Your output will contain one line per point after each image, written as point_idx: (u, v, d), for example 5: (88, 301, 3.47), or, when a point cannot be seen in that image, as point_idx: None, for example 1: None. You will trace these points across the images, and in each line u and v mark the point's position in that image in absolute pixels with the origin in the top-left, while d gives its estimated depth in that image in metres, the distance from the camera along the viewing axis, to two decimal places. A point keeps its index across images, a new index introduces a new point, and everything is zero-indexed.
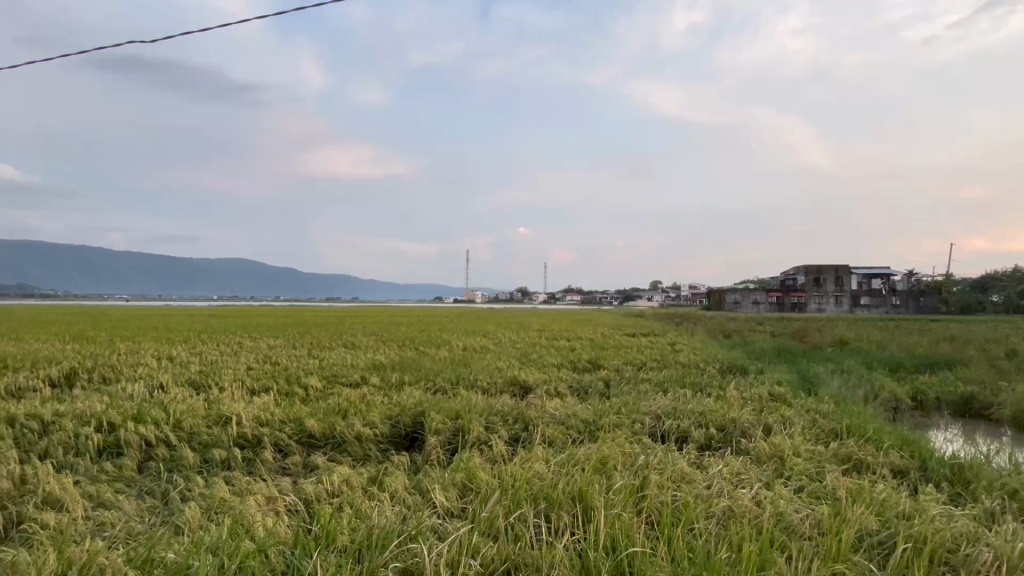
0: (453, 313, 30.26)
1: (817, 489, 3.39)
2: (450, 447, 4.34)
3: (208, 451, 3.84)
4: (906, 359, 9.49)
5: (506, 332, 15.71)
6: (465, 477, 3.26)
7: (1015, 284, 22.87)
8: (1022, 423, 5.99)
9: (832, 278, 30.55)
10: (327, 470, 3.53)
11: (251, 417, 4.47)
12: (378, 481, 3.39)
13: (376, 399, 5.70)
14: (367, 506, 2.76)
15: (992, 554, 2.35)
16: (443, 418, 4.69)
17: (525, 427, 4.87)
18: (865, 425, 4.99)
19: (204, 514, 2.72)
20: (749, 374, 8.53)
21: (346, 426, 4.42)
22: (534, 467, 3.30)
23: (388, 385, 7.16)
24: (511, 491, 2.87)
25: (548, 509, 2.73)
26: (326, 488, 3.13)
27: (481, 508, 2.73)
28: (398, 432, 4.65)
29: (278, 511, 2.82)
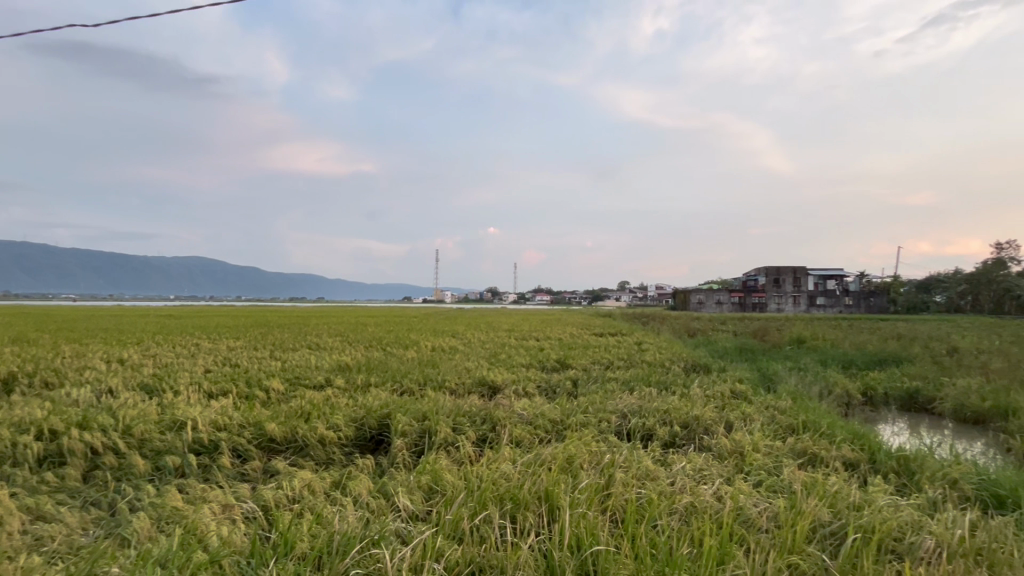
0: (422, 313, 29.95)
1: (775, 483, 3.46)
2: (416, 449, 4.23)
3: (161, 458, 3.61)
4: (857, 356, 9.90)
5: (474, 332, 15.57)
6: (430, 479, 3.19)
7: (956, 285, 24.30)
8: (962, 416, 6.32)
9: (791, 279, 31.69)
10: (287, 475, 3.38)
11: (207, 421, 4.24)
12: (341, 486, 3.27)
13: (341, 401, 5.53)
14: (328, 511, 2.65)
15: (934, 542, 2.45)
16: (409, 420, 4.59)
17: (492, 427, 4.81)
18: (820, 421, 5.15)
19: (154, 524, 2.54)
20: (711, 372, 8.73)
21: (308, 429, 4.25)
22: (501, 467, 3.24)
23: (353, 387, 6.95)
24: (477, 492, 2.81)
25: (514, 509, 2.68)
26: (286, 493, 2.98)
27: (446, 510, 2.66)
28: (362, 434, 4.51)
29: (234, 519, 2.65)
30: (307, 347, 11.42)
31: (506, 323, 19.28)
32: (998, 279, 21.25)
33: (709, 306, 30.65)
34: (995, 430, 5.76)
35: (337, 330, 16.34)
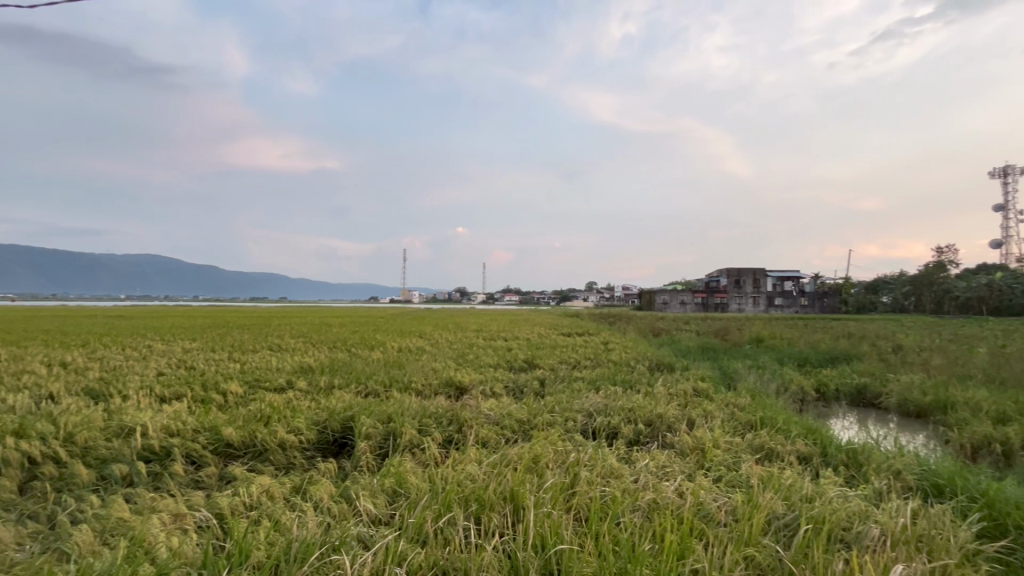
0: (390, 313, 29.50)
1: (734, 478, 3.53)
2: (380, 451, 4.12)
3: (107, 467, 3.38)
4: (812, 354, 10.32)
5: (442, 332, 15.39)
6: (395, 482, 3.10)
7: (902, 287, 25.73)
8: (906, 410, 6.65)
9: (750, 280, 32.80)
10: (244, 481, 3.22)
11: (159, 426, 4.01)
12: (301, 491, 3.14)
13: (302, 404, 5.34)
14: (286, 517, 2.53)
15: (879, 531, 2.54)
16: (373, 422, 4.47)
17: (459, 428, 4.75)
18: (776, 417, 5.32)
19: (98, 537, 2.35)
20: (675, 371, 8.91)
21: (268, 432, 4.08)
22: (467, 468, 3.20)
23: (317, 389, 6.74)
24: (441, 494, 2.75)
25: (479, 511, 2.63)
26: (242, 500, 2.83)
27: (409, 514, 2.59)
28: (324, 438, 4.37)
29: (186, 529, 2.49)
30: (268, 348, 11.03)
31: (474, 323, 19.13)
32: (939, 280, 22.90)
33: (675, 307, 31.34)
34: (936, 423, 6.08)
35: (300, 330, 15.87)
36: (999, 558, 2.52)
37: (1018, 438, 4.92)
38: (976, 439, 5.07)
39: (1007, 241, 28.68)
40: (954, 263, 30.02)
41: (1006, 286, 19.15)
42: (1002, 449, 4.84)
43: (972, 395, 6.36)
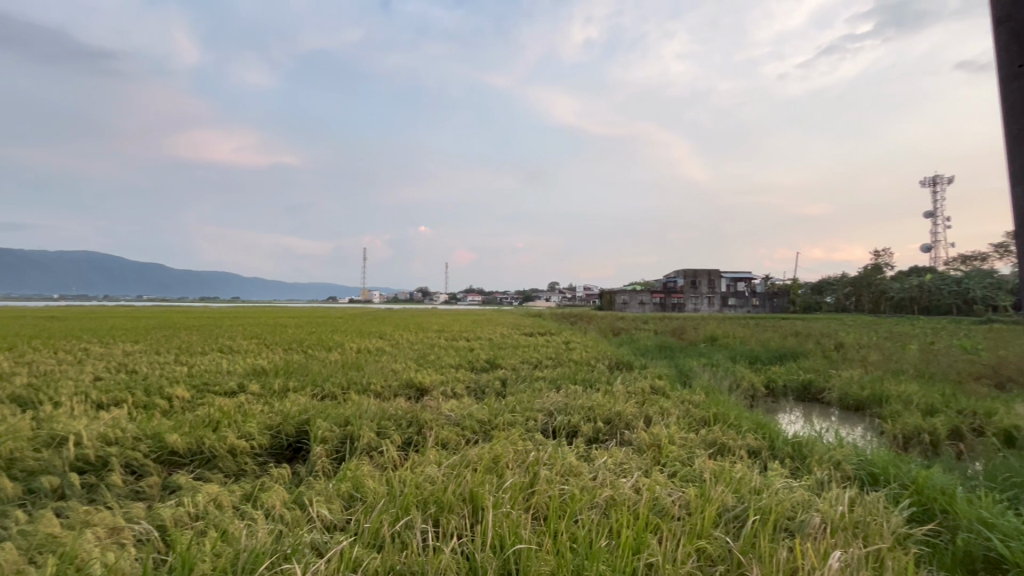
0: (348, 313, 29.01)
1: (688, 473, 3.63)
2: (336, 455, 3.99)
3: (34, 479, 3.10)
4: (762, 352, 10.77)
5: (403, 333, 15.15)
6: (352, 486, 3.01)
7: (844, 287, 27.26)
8: (847, 404, 7.03)
9: (706, 281, 33.95)
10: (190, 490, 3.02)
11: (95, 435, 3.73)
12: (252, 498, 2.99)
13: (255, 408, 5.11)
14: (235, 526, 2.39)
15: (821, 519, 2.66)
16: (330, 426, 4.33)
17: (419, 430, 4.66)
18: (728, 413, 5.51)
19: (22, 555, 2.13)
20: (634, 369, 9.09)
21: (216, 438, 3.88)
22: (426, 470, 3.13)
23: (271, 393, 6.46)
24: (399, 498, 2.68)
25: (438, 513, 2.58)
26: (187, 510, 2.66)
27: (366, 519, 2.51)
28: (278, 443, 4.20)
29: (124, 544, 2.31)
30: (218, 350, 10.53)
31: (436, 323, 18.93)
32: (877, 281, 24.38)
33: (634, 307, 32.04)
34: (872, 416, 6.47)
35: (253, 331, 15.25)
36: (927, 540, 2.68)
37: (943, 429, 5.30)
38: (908, 430, 5.42)
39: (936, 246, 30.91)
40: (890, 265, 32.09)
41: (935, 287, 20.64)
42: (930, 439, 5.19)
43: (905, 388, 6.80)
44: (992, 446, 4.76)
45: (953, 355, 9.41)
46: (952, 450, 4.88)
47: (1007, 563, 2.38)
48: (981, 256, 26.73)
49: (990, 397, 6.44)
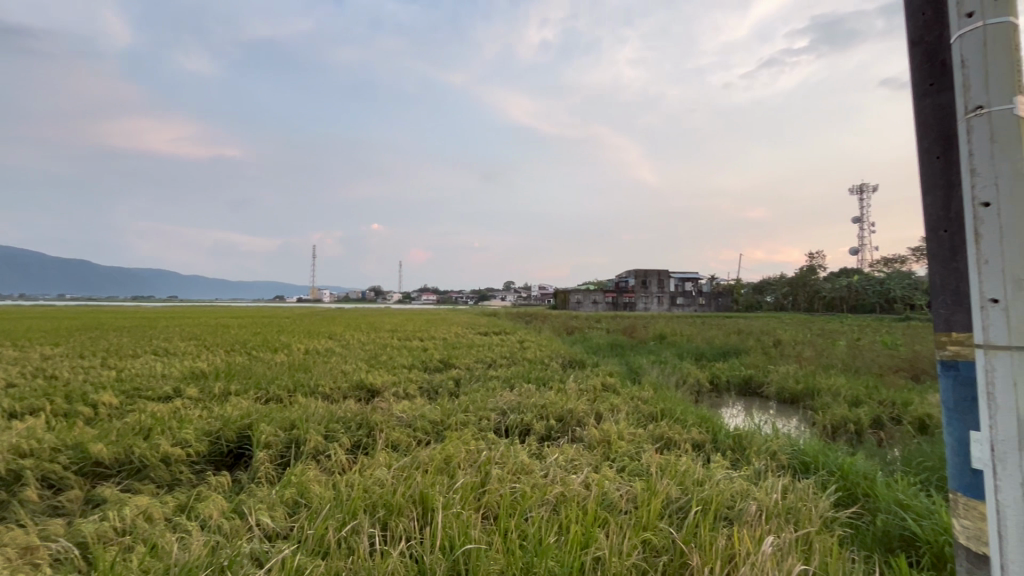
0: (297, 313, 27.96)
1: (636, 467, 3.71)
2: (281, 460, 3.81)
3: None
4: (707, 349, 11.23)
5: (355, 333, 14.76)
6: (296, 492, 2.87)
7: (781, 287, 28.87)
8: (783, 397, 7.45)
9: (656, 280, 35.07)
10: (116, 503, 2.77)
11: (5, 447, 3.37)
12: (186, 509, 2.79)
13: (191, 413, 4.80)
14: (166, 540, 2.22)
15: (757, 507, 2.78)
16: (274, 430, 4.13)
17: (369, 432, 4.53)
18: (675, 409, 5.70)
19: None
20: (586, 367, 9.24)
21: (148, 447, 3.60)
22: (375, 473, 3.04)
23: (210, 397, 6.10)
24: (345, 504, 2.59)
25: (387, 516, 2.51)
26: (112, 524, 2.43)
27: (309, 525, 2.41)
28: (217, 450, 3.97)
29: (38, 565, 2.07)
30: (151, 353, 9.85)
31: (389, 323, 18.55)
32: (811, 282, 25.99)
33: (588, 306, 32.62)
34: (805, 408, 6.88)
35: (192, 331, 14.39)
36: (851, 522, 2.86)
37: (867, 418, 5.71)
38: (836, 420, 5.81)
39: (861, 249, 33.39)
40: (822, 266, 34.35)
41: (861, 287, 22.24)
42: (856, 428, 5.58)
43: (833, 381, 7.28)
44: (907, 433, 5.16)
45: (875, 350, 10.16)
46: (874, 438, 5.27)
47: (918, 540, 2.60)
48: (900, 258, 29.08)
49: (906, 388, 7.00)
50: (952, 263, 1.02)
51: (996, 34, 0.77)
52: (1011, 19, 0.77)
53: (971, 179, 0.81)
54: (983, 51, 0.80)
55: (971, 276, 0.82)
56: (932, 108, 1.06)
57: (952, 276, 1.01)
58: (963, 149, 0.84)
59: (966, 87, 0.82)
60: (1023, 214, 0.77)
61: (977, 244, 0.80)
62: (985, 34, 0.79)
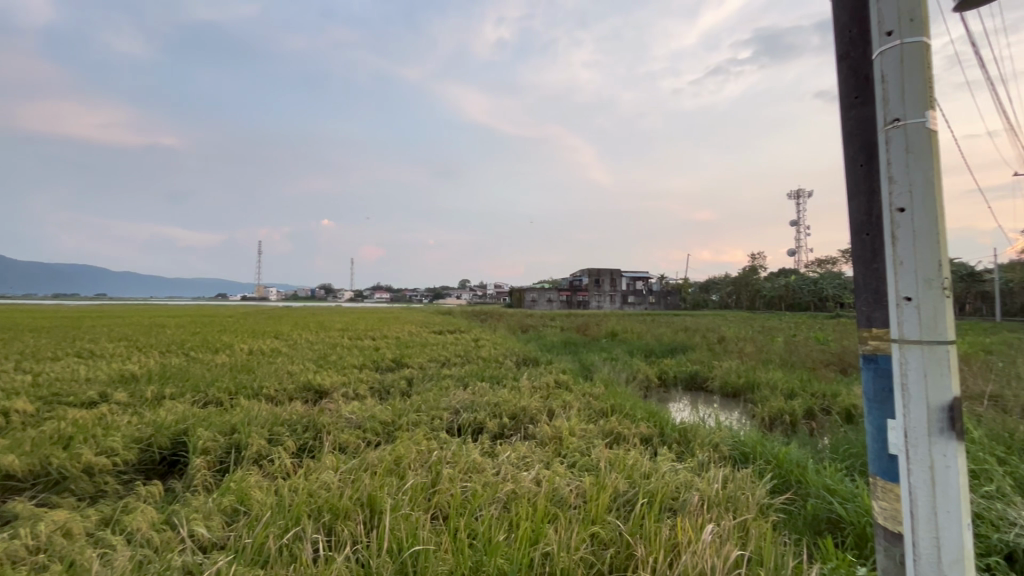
0: (240, 311, 26.54)
1: (586, 462, 3.74)
2: (220, 467, 3.57)
3: None
4: (656, 346, 11.56)
5: (303, 333, 14.19)
6: (235, 499, 2.67)
7: (726, 287, 30.19)
8: (726, 391, 7.76)
9: (609, 279, 35.85)
10: (30, 519, 2.46)
11: None
12: (112, 522, 2.50)
13: (119, 419, 4.42)
14: (85, 555, 2.00)
15: (700, 497, 2.85)
16: (212, 435, 3.86)
17: (315, 435, 4.34)
18: (625, 404, 5.82)
19: None
20: (540, 364, 9.28)
21: (67, 456, 3.25)
22: (321, 477, 2.90)
23: (142, 402, 5.66)
24: (288, 509, 2.43)
25: (333, 521, 2.39)
26: (23, 542, 2.11)
27: (248, 533, 2.24)
28: (149, 457, 3.66)
29: None
30: (74, 355, 9.05)
31: (340, 322, 17.93)
32: (753, 282, 27.32)
33: (543, 303, 32.88)
34: (746, 401, 7.21)
35: (122, 332, 13.36)
36: (785, 508, 3.00)
37: (800, 409, 6.06)
38: (773, 412, 6.13)
39: (798, 250, 35.48)
40: (763, 267, 36.23)
41: (798, 286, 23.64)
42: (790, 419, 5.91)
43: (771, 375, 7.67)
44: (835, 422, 5.50)
45: (809, 346, 10.78)
46: (806, 427, 5.59)
47: (843, 522, 2.75)
48: (832, 259, 31.09)
49: (835, 380, 7.48)
50: (872, 266, 1.11)
51: (910, 52, 0.89)
52: (923, 38, 0.89)
53: (890, 186, 0.92)
54: (900, 67, 0.91)
55: (889, 278, 0.93)
56: (856, 119, 1.16)
57: (873, 277, 1.11)
58: (883, 158, 0.95)
59: (885, 100, 0.93)
60: (932, 217, 0.89)
61: (895, 247, 0.92)
62: (902, 51, 0.90)
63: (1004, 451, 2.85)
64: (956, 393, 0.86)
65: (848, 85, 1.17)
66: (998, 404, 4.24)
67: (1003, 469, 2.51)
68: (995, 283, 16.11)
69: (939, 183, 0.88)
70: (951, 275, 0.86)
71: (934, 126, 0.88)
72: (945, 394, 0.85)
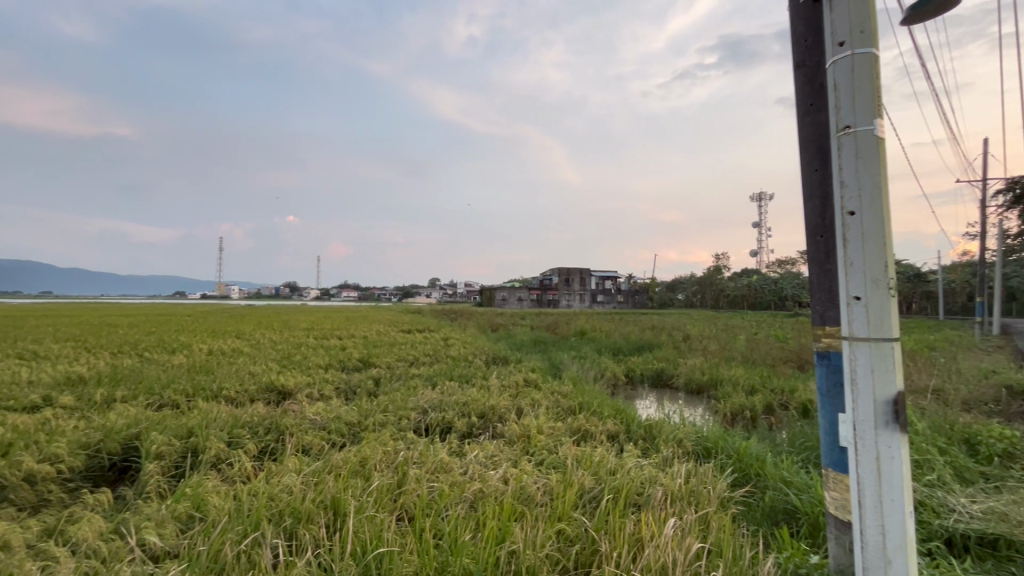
0: (198, 309, 25.40)
1: (554, 460, 3.75)
2: (175, 472, 3.39)
3: None
4: (624, 345, 11.74)
5: (266, 332, 13.74)
6: (191, 506, 2.52)
7: (691, 286, 30.92)
8: (690, 387, 7.94)
9: (578, 279, 36.19)
10: None
11: None
12: (55, 534, 2.32)
13: (65, 424, 4.15)
14: (24, 569, 1.84)
15: (663, 492, 2.89)
16: (167, 439, 3.67)
17: (278, 437, 4.20)
18: (593, 402, 5.87)
19: None
20: (509, 364, 9.27)
21: (6, 464, 2.98)
22: (283, 480, 2.79)
23: (90, 406, 5.34)
24: (247, 514, 2.32)
25: (295, 525, 2.30)
26: None
27: (203, 541, 2.11)
28: (97, 464, 3.45)
29: None
30: (14, 357, 8.47)
31: (306, 322, 17.46)
32: (717, 282, 28.06)
33: (513, 302, 32.84)
34: (709, 398, 7.40)
35: (68, 331, 12.60)
36: (744, 500, 3.08)
37: (760, 405, 6.26)
38: (735, 408, 6.31)
39: (760, 251, 36.67)
40: (727, 267, 37.27)
41: (759, 286, 24.41)
42: (750, 414, 6.10)
43: (733, 372, 7.89)
44: (793, 417, 5.70)
45: (769, 343, 11.13)
46: (765, 422, 5.77)
47: (798, 512, 2.85)
48: (792, 260, 32.26)
49: (793, 377, 7.76)
50: (826, 265, 1.19)
51: (860, 62, 0.99)
52: (872, 51, 0.99)
53: (842, 190, 1.02)
54: (851, 77, 1.01)
55: (841, 277, 1.04)
56: (810, 125, 1.24)
57: (826, 277, 1.19)
58: (835, 163, 1.05)
59: (839, 108, 1.02)
60: (878, 219, 0.99)
61: (846, 248, 1.02)
62: (853, 61, 1.00)
63: (945, 442, 3.01)
64: (900, 388, 0.96)
65: (803, 91, 1.23)
66: (940, 398, 4.48)
67: (944, 459, 2.65)
68: (938, 283, 17.03)
69: (885, 188, 0.98)
70: (895, 276, 0.96)
71: (881, 133, 0.99)
72: (890, 389, 0.96)
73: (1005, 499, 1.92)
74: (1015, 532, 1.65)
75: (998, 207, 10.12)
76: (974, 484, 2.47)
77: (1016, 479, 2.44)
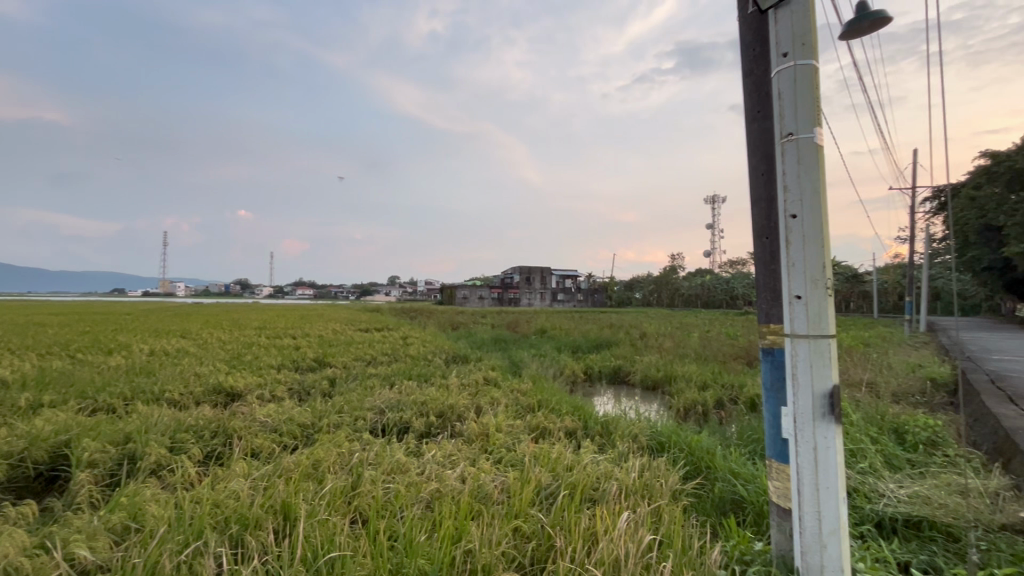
0: (138, 307, 23.83)
1: (512, 457, 3.74)
2: (109, 481, 3.16)
3: None
4: (583, 342, 11.89)
5: (214, 331, 13.07)
6: (127, 516, 2.34)
7: (649, 284, 31.73)
8: (646, 384, 8.14)
9: (540, 277, 36.44)
10: None
11: None
12: None
13: None
14: None
15: (618, 487, 2.93)
16: (101, 445, 3.42)
17: (226, 441, 3.99)
18: (551, 399, 5.92)
19: None
20: (469, 362, 9.20)
21: None
22: (229, 485, 2.65)
23: (12, 411, 4.91)
24: (188, 523, 2.17)
25: (241, 532, 2.18)
26: None
27: (139, 553, 1.95)
28: (20, 474, 3.16)
29: None
30: None
31: (258, 321, 16.76)
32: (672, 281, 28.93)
33: (474, 300, 32.69)
34: (664, 393, 7.59)
35: None
36: (695, 492, 3.17)
37: (711, 400, 6.48)
38: (688, 403, 6.50)
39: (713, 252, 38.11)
40: (682, 267, 38.50)
41: (712, 285, 25.32)
42: (702, 409, 6.31)
43: (687, 369, 8.14)
44: (741, 411, 5.92)
45: (719, 340, 11.57)
46: (716, 417, 5.97)
47: (745, 502, 2.95)
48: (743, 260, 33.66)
49: (742, 373, 8.07)
50: (770, 266, 1.22)
51: (802, 73, 1.03)
52: (811, 62, 1.03)
53: (785, 195, 1.06)
54: (793, 86, 1.05)
55: (783, 277, 1.07)
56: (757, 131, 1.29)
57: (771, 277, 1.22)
58: (779, 168, 1.09)
59: (782, 116, 1.06)
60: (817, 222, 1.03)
61: (789, 249, 1.06)
62: (795, 72, 1.04)
63: (876, 431, 3.20)
64: (836, 381, 1.01)
65: (750, 98, 1.27)
66: (873, 390, 4.77)
67: (875, 448, 2.81)
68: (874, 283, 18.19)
69: (823, 193, 1.03)
70: (831, 277, 1.01)
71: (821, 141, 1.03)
72: (826, 382, 1.00)
73: (928, 483, 2.06)
74: (938, 514, 1.78)
75: (925, 213, 10.89)
76: (901, 470, 2.64)
77: (937, 465, 2.63)
